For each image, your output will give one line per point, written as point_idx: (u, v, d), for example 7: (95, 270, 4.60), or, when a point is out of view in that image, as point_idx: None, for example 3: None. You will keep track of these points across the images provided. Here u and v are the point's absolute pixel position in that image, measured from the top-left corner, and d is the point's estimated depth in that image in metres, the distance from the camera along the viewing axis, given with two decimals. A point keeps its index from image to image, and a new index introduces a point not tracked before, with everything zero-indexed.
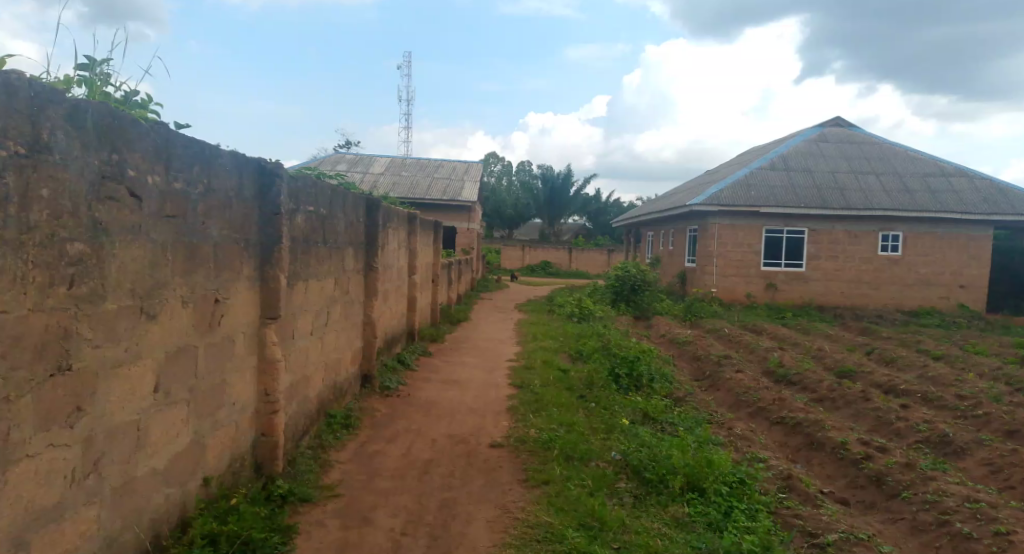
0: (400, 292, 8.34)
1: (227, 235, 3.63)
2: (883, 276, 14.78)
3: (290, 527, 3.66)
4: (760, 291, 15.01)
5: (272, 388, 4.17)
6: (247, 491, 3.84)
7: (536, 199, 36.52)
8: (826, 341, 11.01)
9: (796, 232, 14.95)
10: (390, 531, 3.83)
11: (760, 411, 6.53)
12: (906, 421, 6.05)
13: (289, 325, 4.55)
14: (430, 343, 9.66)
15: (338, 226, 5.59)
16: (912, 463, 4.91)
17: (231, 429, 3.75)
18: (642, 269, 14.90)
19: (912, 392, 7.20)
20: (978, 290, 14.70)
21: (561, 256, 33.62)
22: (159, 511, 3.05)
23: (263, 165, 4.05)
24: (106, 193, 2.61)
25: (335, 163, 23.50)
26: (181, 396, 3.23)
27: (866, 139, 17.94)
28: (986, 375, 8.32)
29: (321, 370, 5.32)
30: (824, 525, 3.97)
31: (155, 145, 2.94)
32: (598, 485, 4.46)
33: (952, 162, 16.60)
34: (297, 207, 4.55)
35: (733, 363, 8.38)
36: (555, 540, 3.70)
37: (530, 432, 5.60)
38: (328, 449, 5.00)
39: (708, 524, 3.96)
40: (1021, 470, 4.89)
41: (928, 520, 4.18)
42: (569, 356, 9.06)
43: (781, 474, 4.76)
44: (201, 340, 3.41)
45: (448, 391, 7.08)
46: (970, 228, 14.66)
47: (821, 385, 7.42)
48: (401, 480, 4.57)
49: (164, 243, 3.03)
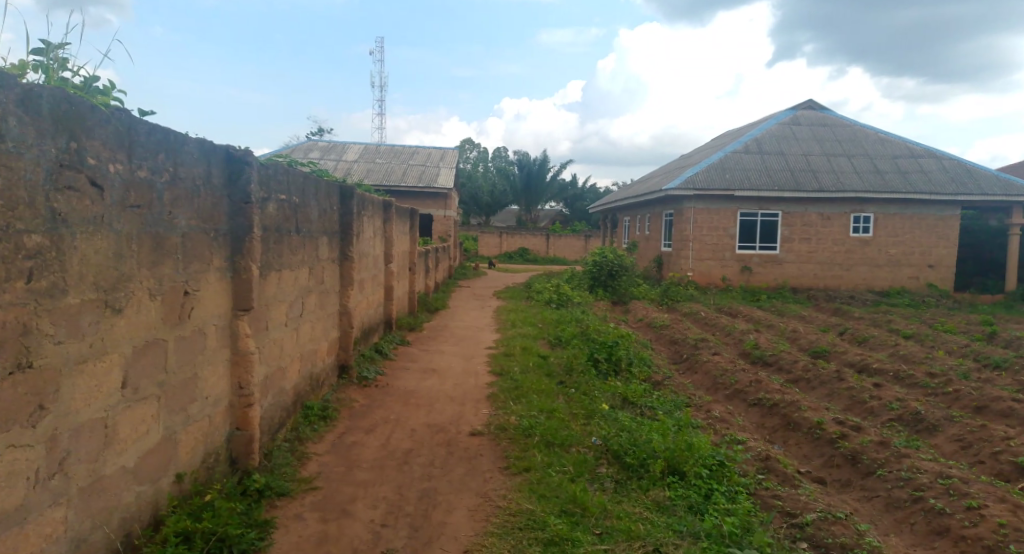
0: (376, 280, 8.23)
1: (195, 225, 3.51)
2: (855, 258, 15.03)
3: (267, 522, 3.59)
4: (736, 274, 15.17)
5: (246, 381, 4.08)
6: (223, 486, 3.75)
7: (512, 185, 36.38)
8: (800, 323, 11.17)
9: (770, 215, 15.11)
10: (370, 523, 3.78)
11: (737, 393, 6.59)
12: (880, 399, 6.16)
13: (262, 316, 4.44)
14: (408, 332, 9.58)
15: (311, 214, 5.47)
16: (886, 441, 5.00)
17: (204, 423, 3.66)
18: (619, 254, 14.95)
19: (884, 371, 7.33)
20: (946, 270, 15.04)
21: (538, 242, 33.59)
22: (130, 510, 2.96)
23: (231, 152, 3.93)
24: (65, 183, 2.49)
25: (307, 151, 23.12)
26: (151, 391, 3.13)
27: (837, 122, 18.14)
28: (955, 352, 8.52)
29: (296, 361, 5.23)
30: (802, 505, 4.02)
31: (116, 131, 2.81)
32: (579, 471, 4.46)
33: (920, 144, 16.87)
34: (268, 196, 4.43)
35: (710, 346, 8.46)
36: (536, 527, 3.69)
37: (510, 420, 5.59)
38: (305, 442, 4.92)
39: (689, 507, 3.98)
40: (990, 445, 5.01)
41: (903, 497, 4.26)
42: (548, 342, 9.06)
43: (759, 455, 4.81)
44: (171, 334, 3.31)
45: (427, 379, 7.03)
46: (939, 209, 14.95)
47: (796, 366, 7.52)
48: (380, 471, 4.52)
49: (128, 233, 2.91)
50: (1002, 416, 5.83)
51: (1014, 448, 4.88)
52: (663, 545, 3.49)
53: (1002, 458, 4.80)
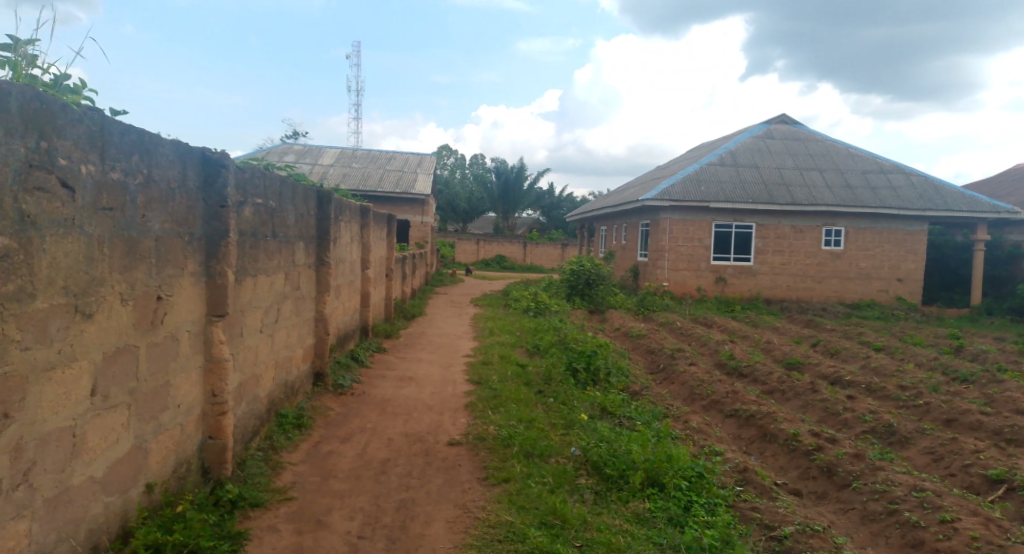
0: (353, 287, 8.13)
1: (169, 229, 3.42)
2: (826, 270, 15.31)
3: (240, 534, 3.49)
4: (710, 285, 15.35)
5: (219, 389, 3.97)
6: (194, 497, 3.64)
7: (490, 193, 36.36)
8: (774, 334, 11.33)
9: (744, 227, 15.32)
10: (346, 534, 3.70)
11: (714, 404, 6.64)
12: (853, 411, 6.25)
13: (237, 322, 4.34)
14: (384, 339, 9.48)
15: (288, 219, 5.39)
16: (861, 454, 5.07)
17: (175, 432, 3.56)
18: (596, 264, 15.01)
19: (857, 383, 7.46)
20: (913, 283, 15.40)
21: (515, 250, 33.58)
22: (97, 522, 2.85)
23: (208, 155, 3.84)
24: (34, 183, 2.40)
25: (283, 154, 22.84)
26: (121, 399, 3.03)
27: (810, 137, 18.51)
28: (924, 365, 8.70)
29: (271, 368, 5.12)
30: (781, 517, 4.05)
31: (89, 132, 2.73)
32: (559, 482, 4.44)
33: (889, 160, 17.29)
34: (245, 200, 4.34)
35: (686, 357, 8.52)
36: (516, 540, 3.66)
37: (488, 429, 5.54)
38: (279, 451, 4.81)
39: (669, 520, 3.99)
40: (960, 458, 5.12)
41: (878, 509, 4.32)
42: (526, 351, 9.04)
43: (738, 467, 4.84)
44: (143, 340, 3.20)
45: (404, 387, 6.96)
46: (907, 224, 15.32)
47: (771, 377, 7.61)
48: (357, 481, 4.44)
49: (100, 237, 2.82)
50: (971, 429, 5.96)
51: (984, 461, 4.99)
52: None
53: (972, 471, 4.91)
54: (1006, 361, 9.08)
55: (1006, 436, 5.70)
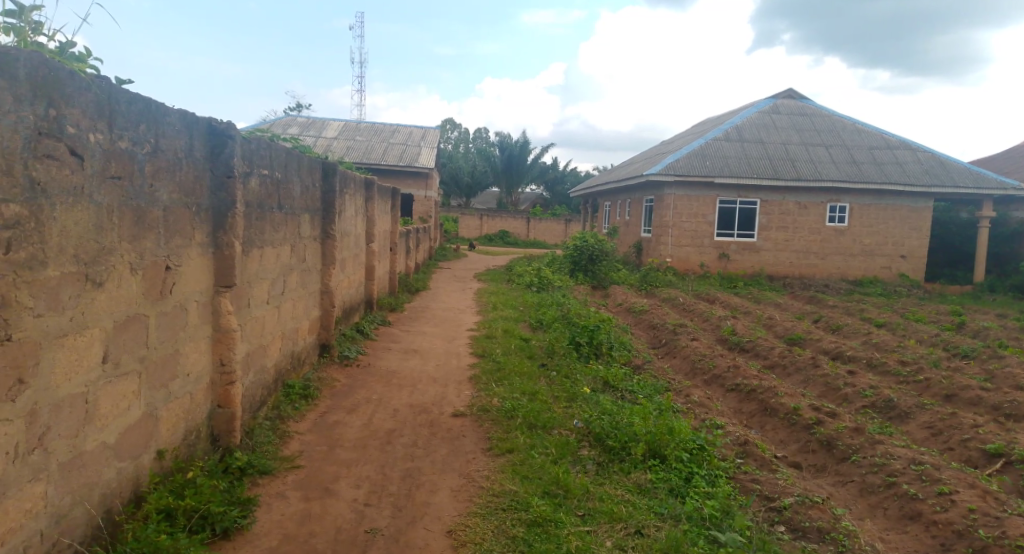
0: (358, 259, 8.16)
1: (176, 199, 3.43)
2: (830, 246, 15.28)
3: (249, 501, 3.55)
4: (713, 261, 15.33)
5: (228, 358, 4.02)
6: (204, 464, 3.71)
7: (493, 167, 36.15)
8: (776, 310, 11.36)
9: (749, 203, 15.26)
10: (353, 502, 3.78)
11: (715, 378, 6.71)
12: (854, 386, 6.31)
13: (244, 293, 4.37)
14: (388, 312, 9.54)
15: (294, 191, 5.39)
16: (860, 428, 5.13)
17: (185, 400, 3.61)
18: (599, 239, 14.98)
19: (858, 358, 7.53)
20: (917, 260, 15.37)
21: (518, 225, 33.50)
22: (111, 486, 2.91)
23: (214, 125, 3.82)
24: (43, 151, 2.40)
25: (286, 127, 22.70)
26: (131, 366, 3.06)
27: (816, 113, 18.32)
28: (926, 341, 8.74)
29: (278, 339, 5.17)
30: (781, 489, 4.12)
31: (97, 100, 2.73)
32: (562, 453, 4.51)
33: (897, 136, 17.11)
34: (250, 170, 4.33)
35: (688, 331, 8.58)
36: (519, 508, 3.72)
37: (492, 401, 5.61)
38: (287, 420, 4.88)
39: (670, 491, 4.05)
40: (959, 432, 5.18)
41: (877, 482, 4.39)
42: (529, 325, 9.10)
43: (738, 440, 4.90)
44: (152, 309, 3.23)
45: (409, 360, 7.03)
46: (913, 200, 15.24)
47: (773, 352, 7.66)
48: (363, 451, 4.51)
49: (109, 206, 2.83)
50: (970, 404, 6.02)
51: (982, 435, 5.05)
52: (646, 528, 3.56)
53: (971, 445, 4.97)
54: (1007, 337, 9.12)
55: (1005, 411, 5.76)
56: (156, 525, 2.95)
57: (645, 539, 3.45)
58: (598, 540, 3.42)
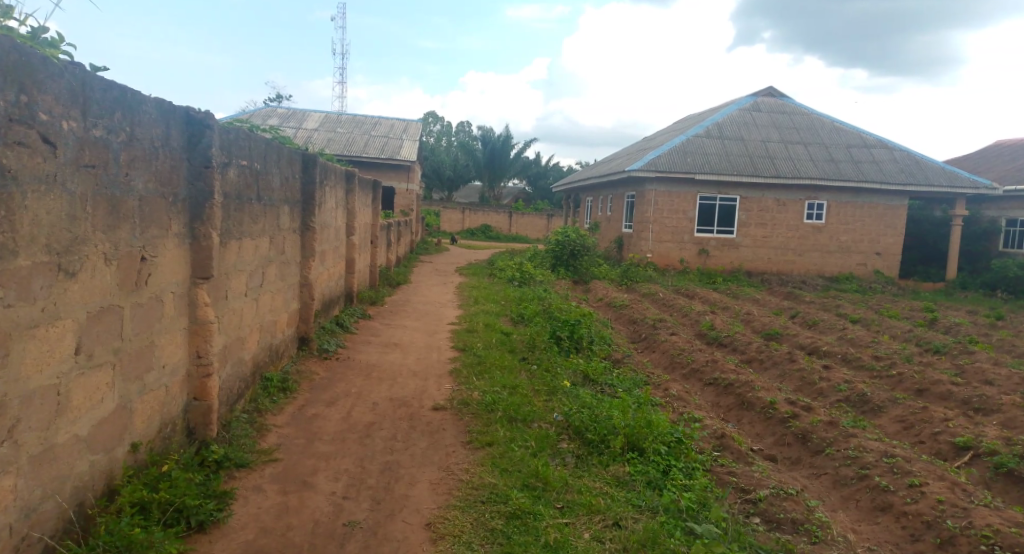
0: (337, 252, 8.08)
1: (153, 189, 3.37)
2: (808, 243, 15.49)
3: (225, 494, 3.52)
4: (693, 257, 15.47)
5: (204, 350, 3.96)
6: (180, 456, 3.67)
7: (476, 161, 36.06)
8: (754, 306, 11.51)
9: (728, 200, 15.40)
10: (332, 495, 3.76)
11: (694, 372, 6.78)
12: (829, 381, 6.42)
13: (221, 285, 4.32)
14: (369, 306, 9.49)
15: (273, 183, 5.33)
16: (835, 421, 5.23)
17: (161, 392, 3.56)
18: (581, 234, 15.03)
19: (833, 353, 7.66)
20: (892, 257, 15.64)
21: (500, 219, 33.45)
22: (84, 479, 2.87)
23: (192, 114, 3.77)
24: (14, 138, 2.35)
25: (266, 117, 22.39)
26: (105, 358, 3.02)
27: (796, 110, 18.52)
28: (899, 336, 8.92)
29: (257, 331, 5.13)
30: (756, 481, 4.18)
31: (70, 87, 2.67)
32: (541, 446, 4.53)
33: (873, 134, 17.38)
34: (229, 161, 4.27)
35: (667, 326, 8.65)
36: (498, 501, 3.73)
37: (472, 395, 5.61)
38: (265, 413, 4.84)
39: (647, 483, 4.09)
40: (930, 426, 5.29)
41: (849, 474, 4.48)
42: (511, 319, 9.10)
43: (715, 433, 4.96)
44: (127, 300, 3.19)
45: (388, 353, 7.00)
46: (889, 199, 15.48)
47: (750, 347, 7.77)
48: (342, 444, 4.49)
49: (83, 195, 2.78)
50: (941, 399, 6.15)
51: (952, 428, 5.17)
52: (623, 520, 3.59)
53: (941, 438, 5.09)
54: (978, 333, 9.33)
55: (974, 405, 5.90)
56: (129, 518, 2.91)
57: (623, 530, 3.47)
58: (576, 532, 3.44)
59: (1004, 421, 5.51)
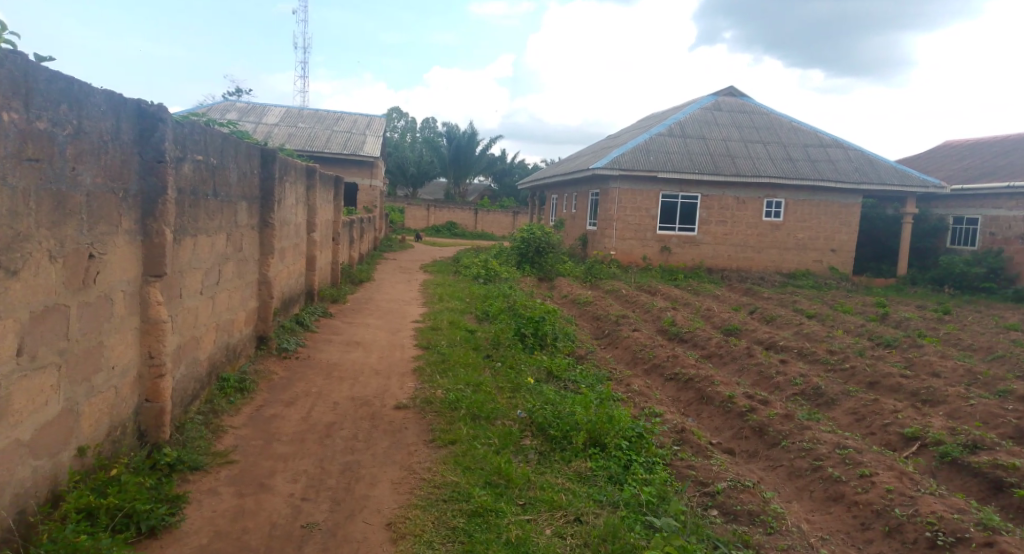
0: (298, 250, 7.93)
1: (101, 184, 3.26)
2: (767, 240, 15.83)
3: (178, 498, 3.42)
4: (656, 254, 15.68)
5: (157, 350, 3.85)
6: (130, 460, 3.55)
7: (441, 157, 35.83)
8: (714, 302, 11.71)
9: (690, 198, 15.64)
10: (290, 496, 3.69)
11: (655, 367, 6.86)
12: (785, 375, 6.56)
13: (175, 283, 4.20)
14: (331, 303, 9.36)
15: (229, 178, 5.19)
16: (790, 415, 5.36)
17: (110, 394, 3.44)
18: (546, 232, 15.09)
19: (790, 347, 7.84)
20: (846, 254, 16.08)
21: (466, 216, 33.37)
22: (26, 485, 2.75)
23: (143, 107, 3.64)
24: None
25: (224, 112, 21.83)
26: (50, 359, 2.90)
27: (755, 110, 18.89)
28: (852, 331, 9.18)
29: (212, 331, 4.99)
30: (714, 474, 4.26)
31: (10, 76, 2.55)
32: (505, 443, 4.53)
33: (829, 134, 17.83)
34: (183, 155, 4.15)
35: (630, 322, 8.75)
36: (461, 499, 3.72)
37: (436, 393, 5.58)
38: (221, 415, 4.71)
39: (609, 478, 4.13)
40: (881, 418, 5.46)
41: (804, 466, 4.59)
42: (475, 316, 9.08)
43: (676, 428, 5.03)
44: (74, 299, 3.07)
45: (350, 352, 6.91)
46: (844, 197, 15.92)
47: (710, 342, 7.90)
48: (300, 444, 4.41)
49: (25, 190, 2.67)
50: (892, 391, 6.36)
51: (901, 420, 5.35)
52: (584, 515, 3.61)
53: (891, 429, 5.26)
54: (926, 327, 9.66)
55: (922, 397, 6.10)
56: (75, 525, 2.81)
57: (583, 526, 3.50)
58: (538, 528, 3.45)
59: (949, 412, 5.72)
